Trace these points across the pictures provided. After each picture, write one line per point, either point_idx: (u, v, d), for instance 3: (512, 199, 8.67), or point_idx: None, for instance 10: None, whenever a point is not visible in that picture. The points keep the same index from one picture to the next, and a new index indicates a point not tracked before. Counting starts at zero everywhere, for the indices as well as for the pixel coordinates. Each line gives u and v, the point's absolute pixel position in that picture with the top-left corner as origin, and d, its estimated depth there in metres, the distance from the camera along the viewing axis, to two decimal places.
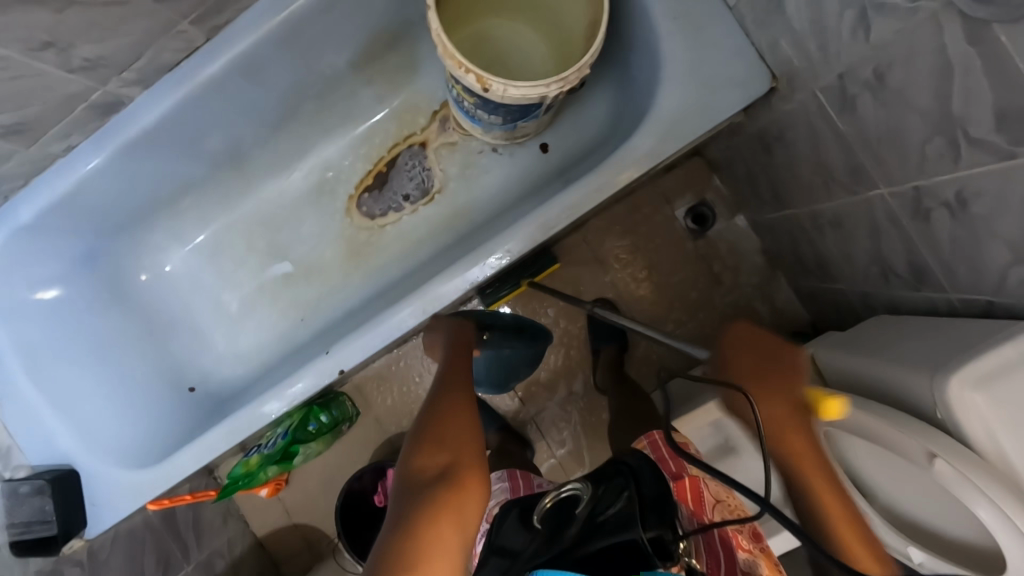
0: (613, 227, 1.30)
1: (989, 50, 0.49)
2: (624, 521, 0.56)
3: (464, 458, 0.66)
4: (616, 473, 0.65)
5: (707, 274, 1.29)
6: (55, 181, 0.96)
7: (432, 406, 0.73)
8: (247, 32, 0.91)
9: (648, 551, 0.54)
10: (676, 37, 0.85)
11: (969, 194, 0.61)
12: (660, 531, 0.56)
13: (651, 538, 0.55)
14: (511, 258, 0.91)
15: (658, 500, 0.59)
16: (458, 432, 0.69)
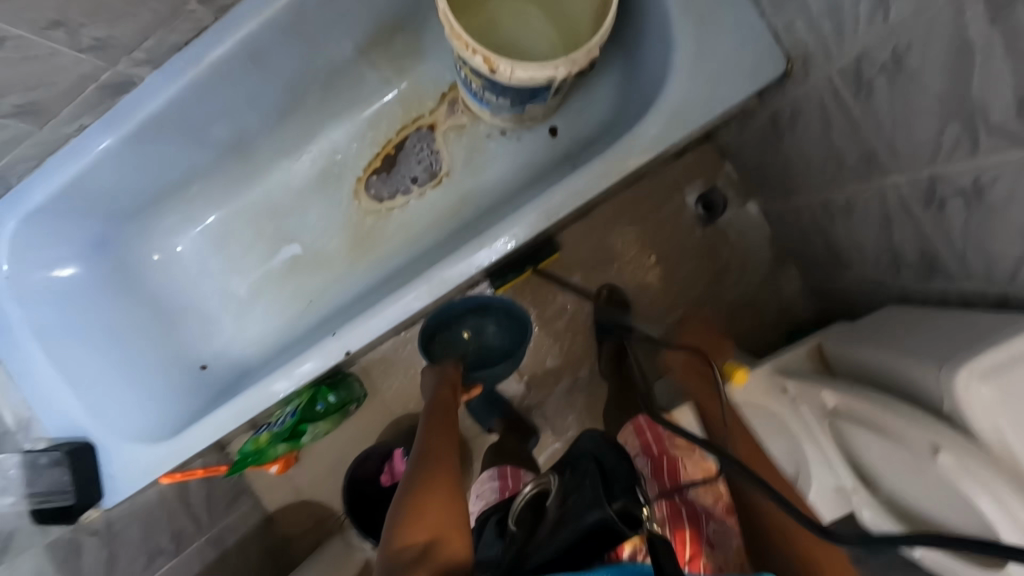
0: (622, 213, 1.29)
1: (1011, 32, 0.48)
2: (588, 504, 0.58)
3: (447, 526, 0.65)
4: (584, 460, 0.68)
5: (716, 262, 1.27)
6: (67, 162, 0.98)
7: (412, 478, 0.72)
8: (256, 13, 0.91)
9: (618, 524, 0.56)
10: (689, 18, 0.83)
11: (985, 182, 0.59)
12: (625, 503, 0.57)
13: (618, 510, 0.56)
14: (518, 242, 0.90)
15: (620, 479, 0.61)
16: (440, 506, 0.67)
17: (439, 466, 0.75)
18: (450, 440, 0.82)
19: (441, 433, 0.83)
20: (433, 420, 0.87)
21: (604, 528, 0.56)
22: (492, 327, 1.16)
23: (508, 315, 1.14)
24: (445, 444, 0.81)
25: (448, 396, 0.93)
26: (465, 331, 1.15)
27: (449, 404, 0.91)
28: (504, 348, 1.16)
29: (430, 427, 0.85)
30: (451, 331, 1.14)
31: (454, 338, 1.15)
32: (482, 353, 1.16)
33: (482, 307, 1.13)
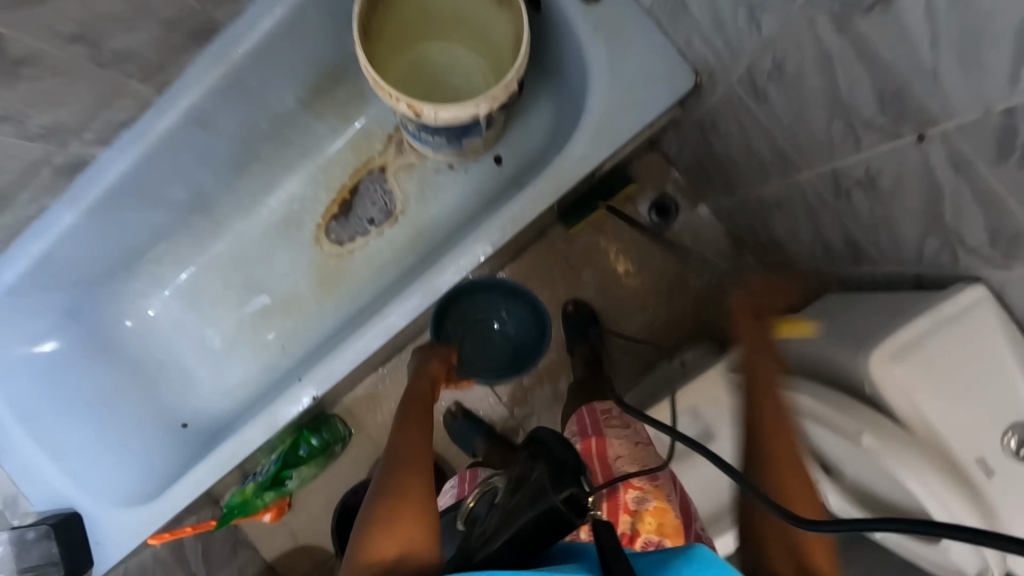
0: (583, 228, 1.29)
1: (855, 40, 0.51)
2: (535, 495, 0.55)
3: (414, 535, 0.60)
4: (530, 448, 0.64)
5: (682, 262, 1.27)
6: (33, 242, 1.02)
7: (382, 483, 0.68)
8: (196, 84, 0.96)
9: (566, 512, 0.54)
10: (598, 43, 0.87)
11: (875, 172, 0.63)
12: (572, 489, 0.55)
13: (565, 498, 0.54)
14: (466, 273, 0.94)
15: (569, 465, 0.59)
16: (409, 513, 0.62)
17: (411, 475, 0.68)
18: (426, 442, 0.77)
19: (412, 429, 0.79)
20: (406, 415, 0.83)
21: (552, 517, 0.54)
22: (508, 318, 1.13)
23: (534, 311, 1.09)
24: (420, 441, 0.76)
25: (424, 386, 0.92)
26: (481, 318, 1.11)
27: (425, 397, 0.90)
28: (514, 339, 1.15)
29: (403, 423, 0.81)
30: (466, 314, 1.10)
31: (467, 324, 1.11)
32: (490, 340, 1.13)
33: (508, 294, 1.10)
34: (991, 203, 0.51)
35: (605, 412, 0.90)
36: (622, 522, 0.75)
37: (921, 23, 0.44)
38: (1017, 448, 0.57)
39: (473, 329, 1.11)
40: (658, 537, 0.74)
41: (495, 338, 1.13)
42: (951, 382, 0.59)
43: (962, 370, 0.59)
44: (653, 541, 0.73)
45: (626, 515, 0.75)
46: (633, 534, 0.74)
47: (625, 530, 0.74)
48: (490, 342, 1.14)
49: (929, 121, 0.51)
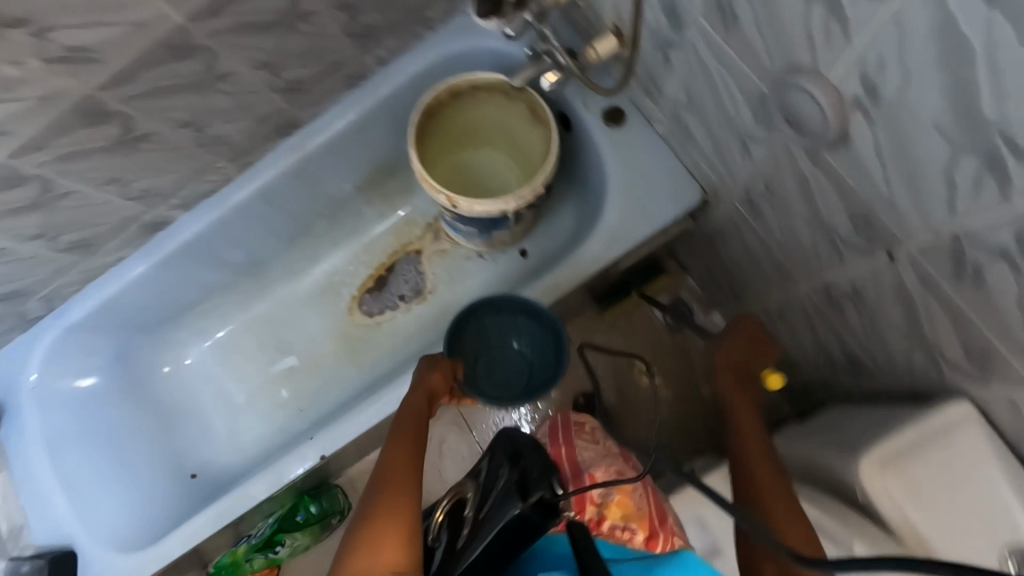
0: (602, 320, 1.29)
1: (827, 171, 0.60)
2: (504, 501, 0.60)
3: (391, 534, 0.61)
4: (503, 454, 0.69)
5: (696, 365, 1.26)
6: (106, 286, 1.16)
7: (371, 495, 0.69)
8: (272, 167, 1.14)
9: (536, 517, 0.58)
10: (617, 160, 0.99)
11: (860, 286, 0.68)
12: (540, 493, 0.59)
13: (534, 503, 0.59)
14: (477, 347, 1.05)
15: (536, 470, 0.63)
16: (392, 517, 0.64)
17: (396, 487, 0.70)
18: (415, 446, 0.79)
19: (400, 453, 0.76)
20: (397, 435, 0.80)
21: (522, 522, 0.58)
22: (524, 341, 1.08)
23: (552, 336, 1.02)
24: (405, 464, 0.74)
25: (420, 404, 0.87)
26: (496, 335, 1.09)
27: (420, 412, 0.86)
28: (530, 358, 1.09)
29: (391, 447, 0.78)
30: (478, 331, 1.08)
31: (480, 339, 1.08)
32: (504, 361, 1.10)
33: (531, 316, 1.03)
34: (959, 320, 0.56)
35: (578, 426, 0.94)
36: (588, 511, 0.74)
37: (873, 161, 0.52)
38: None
39: (485, 346, 1.09)
40: (624, 522, 0.71)
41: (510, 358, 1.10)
42: (945, 499, 0.58)
43: (955, 488, 0.58)
44: (619, 526, 0.71)
45: (592, 505, 0.75)
46: (600, 520, 0.73)
47: (591, 516, 0.73)
48: (504, 359, 1.11)
49: (895, 243, 0.57)
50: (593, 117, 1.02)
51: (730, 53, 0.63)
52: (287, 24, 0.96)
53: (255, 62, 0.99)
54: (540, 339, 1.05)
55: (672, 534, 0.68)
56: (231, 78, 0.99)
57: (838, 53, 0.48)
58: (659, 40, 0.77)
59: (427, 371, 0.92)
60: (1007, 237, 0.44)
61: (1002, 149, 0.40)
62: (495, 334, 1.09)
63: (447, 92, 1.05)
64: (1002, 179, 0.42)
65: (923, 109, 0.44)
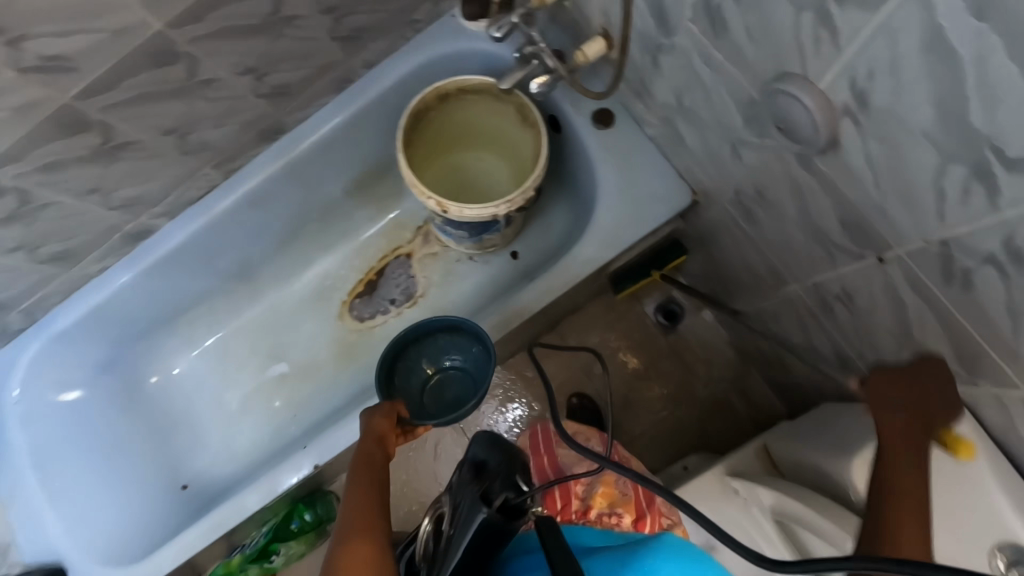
0: (595, 321, 1.29)
1: (817, 176, 0.60)
2: (470, 508, 0.59)
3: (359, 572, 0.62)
4: (464, 462, 0.65)
5: (690, 363, 1.26)
6: (88, 296, 1.13)
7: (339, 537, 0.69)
8: (258, 173, 1.12)
9: (503, 518, 0.57)
10: (607, 162, 0.99)
11: (850, 287, 0.69)
12: (505, 495, 0.59)
13: (499, 506, 0.58)
14: (405, 372, 1.03)
15: (501, 470, 0.62)
16: (360, 556, 0.64)
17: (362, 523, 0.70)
18: (379, 476, 0.78)
19: (358, 508, 0.73)
20: (354, 483, 0.77)
21: (489, 527, 0.57)
22: (457, 357, 1.04)
23: (479, 339, 0.99)
24: (365, 515, 0.71)
25: (371, 452, 0.81)
26: (428, 362, 1.05)
27: (374, 459, 0.80)
28: (472, 371, 1.03)
29: (350, 491, 0.76)
30: (411, 363, 1.03)
31: (414, 371, 1.04)
32: (450, 385, 1.04)
33: (451, 328, 1.01)
34: (949, 324, 0.57)
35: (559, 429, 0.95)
36: (574, 504, 0.76)
37: (863, 168, 0.53)
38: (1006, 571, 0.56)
39: (425, 379, 1.04)
40: (610, 508, 0.73)
41: (453, 382, 1.04)
42: (937, 492, 0.61)
43: (948, 483, 0.60)
44: (605, 512, 0.73)
45: (576, 499, 0.76)
46: (585, 510, 0.74)
47: (576, 508, 0.75)
48: (450, 386, 1.05)
49: (885, 247, 0.58)
50: (583, 118, 1.01)
51: (720, 58, 0.63)
52: (271, 28, 0.94)
53: (239, 67, 0.97)
54: (468, 349, 1.02)
55: (660, 516, 0.74)
56: (214, 84, 0.97)
57: (827, 61, 0.48)
58: (649, 43, 0.77)
59: (371, 417, 0.86)
60: (996, 244, 0.45)
61: (990, 158, 0.41)
62: (427, 360, 1.05)
63: (434, 95, 1.04)
64: (990, 188, 0.42)
65: (911, 119, 0.44)
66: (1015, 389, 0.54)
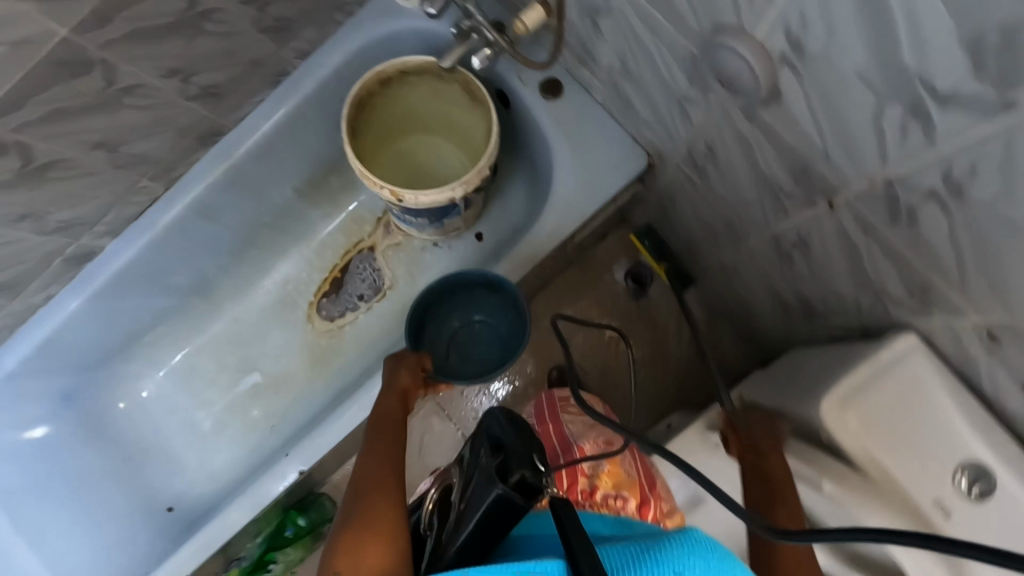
0: (567, 294, 1.29)
1: (763, 128, 0.60)
2: (480, 485, 0.53)
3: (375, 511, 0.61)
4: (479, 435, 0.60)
5: (663, 325, 1.28)
6: (38, 328, 1.08)
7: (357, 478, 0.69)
8: (200, 180, 1.07)
9: (517, 497, 0.52)
10: (559, 133, 0.98)
11: (805, 235, 0.70)
12: (521, 472, 0.53)
13: (514, 483, 0.52)
14: (436, 325, 1.06)
15: (519, 445, 0.56)
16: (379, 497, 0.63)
17: (376, 468, 0.69)
18: (394, 430, 0.78)
19: (381, 460, 0.71)
20: (375, 439, 0.76)
21: (503, 509, 0.51)
22: (486, 316, 1.06)
23: (512, 303, 1.00)
24: (387, 468, 0.69)
25: (393, 407, 0.83)
26: (456, 317, 1.07)
27: (395, 414, 0.82)
28: (499, 331, 1.06)
29: (370, 448, 0.74)
30: (440, 317, 1.06)
31: (441, 325, 1.06)
32: (473, 340, 1.08)
33: (485, 287, 1.02)
34: (900, 261, 0.58)
35: (561, 399, 0.93)
36: (580, 484, 0.77)
37: (805, 115, 0.53)
38: (969, 489, 0.60)
39: (451, 332, 1.07)
40: (616, 491, 0.76)
41: (477, 340, 1.08)
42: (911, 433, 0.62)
43: (914, 421, 0.62)
44: (611, 494, 0.75)
45: (584, 477, 0.78)
46: (591, 490, 0.77)
47: (584, 487, 0.77)
48: (474, 343, 1.08)
49: (834, 193, 0.58)
50: (530, 91, 0.99)
51: (657, 16, 0.62)
52: (190, 24, 0.88)
53: (162, 70, 0.91)
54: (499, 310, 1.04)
55: (660, 500, 0.73)
56: (137, 91, 0.92)
57: (760, 10, 0.48)
58: (586, 6, 0.75)
59: (397, 370, 0.88)
60: (936, 179, 0.46)
61: (923, 95, 0.41)
62: (457, 315, 1.07)
63: (375, 80, 1.00)
64: (925, 124, 0.43)
65: (845, 62, 0.44)
66: (965, 317, 0.56)
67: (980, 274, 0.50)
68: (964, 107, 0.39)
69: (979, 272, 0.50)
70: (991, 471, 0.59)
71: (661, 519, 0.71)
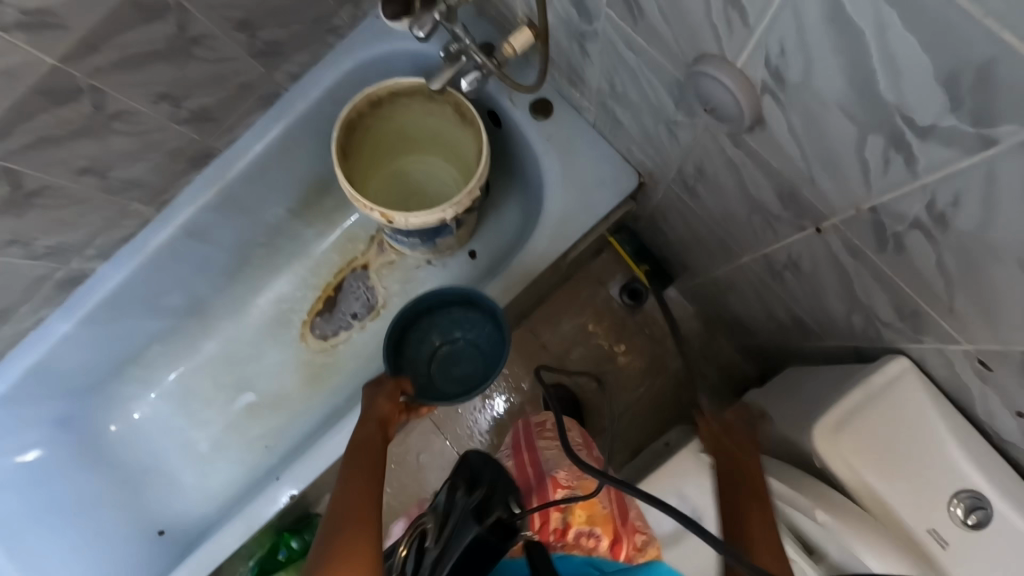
0: (561, 310, 1.28)
1: (750, 153, 0.60)
2: (460, 526, 0.60)
3: (348, 539, 0.62)
4: (460, 480, 0.68)
5: (660, 340, 1.26)
6: (28, 352, 1.08)
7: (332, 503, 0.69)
8: (192, 202, 1.07)
9: (493, 538, 0.59)
10: (549, 152, 0.97)
11: (796, 256, 0.69)
12: (498, 510, 0.62)
13: (490, 523, 0.60)
14: (414, 345, 1.05)
15: (499, 483, 0.67)
16: (352, 528, 0.63)
17: (354, 492, 0.69)
18: (375, 451, 0.79)
19: (356, 490, 0.70)
20: (354, 467, 0.75)
21: (480, 545, 0.59)
22: (466, 332, 1.06)
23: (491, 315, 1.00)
24: (363, 498, 0.69)
25: (372, 434, 0.82)
26: (436, 336, 1.06)
27: (374, 440, 0.81)
28: (480, 346, 1.06)
29: (346, 474, 0.74)
30: (420, 337, 1.05)
31: (422, 345, 1.05)
32: (455, 358, 1.07)
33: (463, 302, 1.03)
34: (889, 286, 0.57)
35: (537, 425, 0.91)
36: (552, 520, 0.72)
37: (790, 143, 0.52)
38: (965, 517, 0.59)
39: (432, 352, 1.06)
40: (589, 527, 0.71)
41: (460, 356, 1.07)
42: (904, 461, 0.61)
43: (908, 447, 0.61)
44: (583, 533, 0.71)
45: (556, 510, 0.72)
46: (564, 527, 0.71)
47: (556, 524, 0.71)
48: (457, 359, 1.07)
49: (821, 217, 0.58)
50: (520, 110, 0.99)
51: (642, 42, 0.62)
52: (179, 50, 0.89)
53: (152, 95, 0.92)
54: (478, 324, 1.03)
55: (635, 533, 0.71)
56: (127, 115, 0.92)
57: (741, 40, 0.48)
58: (573, 30, 0.75)
59: (375, 397, 0.88)
60: (921, 209, 0.45)
61: (904, 128, 0.40)
62: (436, 334, 1.06)
63: (366, 102, 1.00)
64: (907, 156, 0.42)
65: (827, 93, 0.44)
66: (956, 343, 0.55)
67: (969, 302, 0.49)
68: (945, 141, 0.39)
69: (967, 300, 0.49)
70: (986, 499, 0.59)
71: (635, 556, 0.68)
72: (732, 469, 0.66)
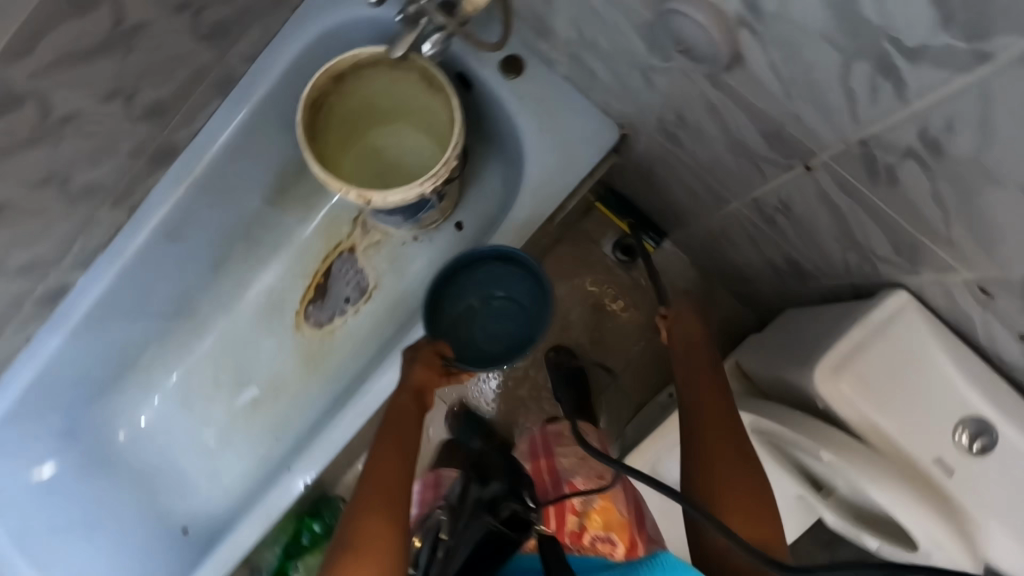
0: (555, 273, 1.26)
1: (730, 94, 0.56)
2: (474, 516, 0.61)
3: (375, 525, 0.62)
4: (471, 479, 0.69)
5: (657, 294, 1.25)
6: (22, 370, 1.07)
7: (362, 479, 0.68)
8: (163, 201, 1.03)
9: (507, 531, 0.60)
10: (525, 112, 0.93)
11: (786, 198, 0.67)
12: (513, 505, 0.63)
13: (504, 517, 0.61)
14: (449, 306, 1.00)
15: (512, 478, 0.69)
16: (380, 508, 0.64)
17: (384, 472, 0.68)
18: (412, 426, 0.76)
19: (387, 468, 0.69)
20: (387, 440, 0.73)
21: (493, 538, 0.60)
22: (504, 291, 1.01)
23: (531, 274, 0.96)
24: (393, 479, 0.68)
25: (408, 404, 0.78)
26: (472, 296, 1.01)
27: (410, 412, 0.77)
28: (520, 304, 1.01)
29: (377, 456, 0.70)
30: (455, 297, 1.00)
31: (458, 304, 1.01)
32: (493, 317, 1.02)
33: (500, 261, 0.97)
34: (884, 220, 0.55)
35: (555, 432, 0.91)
36: (570, 522, 0.79)
37: (770, 79, 0.49)
38: (970, 444, 0.59)
39: (468, 311, 1.01)
40: (605, 532, 0.78)
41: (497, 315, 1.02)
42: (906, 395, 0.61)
43: (911, 381, 0.61)
44: (599, 537, 0.78)
45: (573, 515, 0.80)
46: (580, 530, 0.79)
47: (572, 528, 0.79)
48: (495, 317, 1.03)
49: (809, 154, 0.55)
50: (490, 71, 0.94)
51: None
52: (121, 42, 0.84)
53: (101, 93, 0.87)
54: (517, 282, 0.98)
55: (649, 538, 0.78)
56: (79, 118, 0.88)
57: None
58: None
59: (411, 365, 0.82)
60: (913, 137, 0.43)
61: (890, 51, 0.37)
62: (472, 293, 1.01)
63: (328, 77, 0.95)
64: (896, 81, 0.39)
65: (804, 21, 0.41)
66: (955, 272, 0.54)
67: (966, 230, 0.47)
68: (935, 61, 0.36)
69: (964, 229, 0.47)
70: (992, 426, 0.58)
71: None
72: (693, 406, 0.67)
